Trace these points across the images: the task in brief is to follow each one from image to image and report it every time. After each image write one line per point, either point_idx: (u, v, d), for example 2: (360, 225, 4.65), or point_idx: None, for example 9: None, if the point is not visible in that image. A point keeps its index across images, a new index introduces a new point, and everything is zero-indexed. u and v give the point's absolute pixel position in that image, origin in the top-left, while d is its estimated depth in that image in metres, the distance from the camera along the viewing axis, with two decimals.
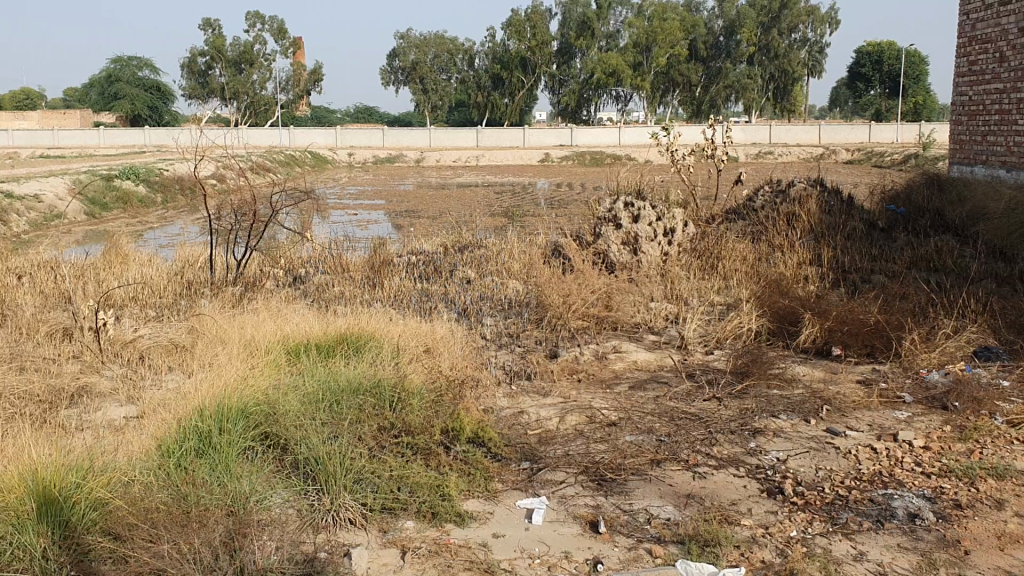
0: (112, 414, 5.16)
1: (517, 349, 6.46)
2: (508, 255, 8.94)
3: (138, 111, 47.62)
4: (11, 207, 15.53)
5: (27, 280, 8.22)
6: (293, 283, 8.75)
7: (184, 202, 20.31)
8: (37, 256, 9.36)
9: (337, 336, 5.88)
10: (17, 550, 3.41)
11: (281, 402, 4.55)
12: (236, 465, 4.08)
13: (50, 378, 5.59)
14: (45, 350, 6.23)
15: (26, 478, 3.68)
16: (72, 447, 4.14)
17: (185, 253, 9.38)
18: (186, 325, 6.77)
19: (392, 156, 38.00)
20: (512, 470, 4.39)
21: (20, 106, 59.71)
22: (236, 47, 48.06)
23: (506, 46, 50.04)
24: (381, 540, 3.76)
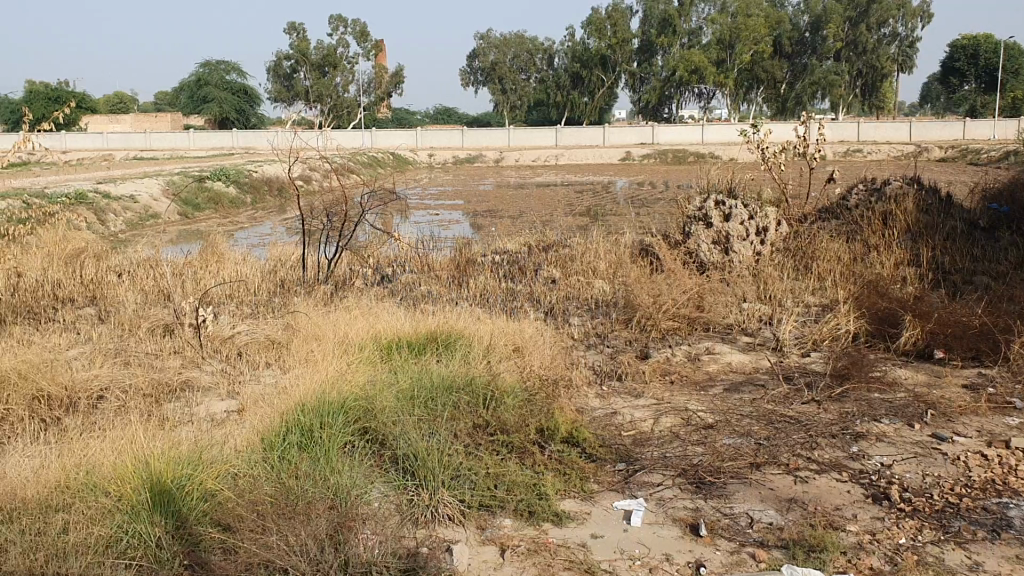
0: (214, 408, 5.29)
1: (607, 350, 6.42)
2: (594, 255, 8.88)
3: (226, 114, 48.97)
4: (109, 207, 16.09)
5: (128, 278, 8.50)
6: (381, 282, 8.87)
7: (271, 203, 20.76)
8: (135, 255, 9.66)
9: (428, 335, 5.93)
10: (133, 538, 3.55)
11: (378, 398, 4.62)
12: (338, 458, 4.16)
13: (154, 373, 5.77)
14: (147, 346, 6.42)
15: (141, 469, 3.83)
16: (180, 440, 4.27)
17: (277, 254, 9.58)
18: (281, 323, 6.92)
19: (472, 156, 38.26)
20: (608, 471, 4.37)
21: (115, 108, 62.32)
22: (320, 50, 49.00)
23: (587, 45, 49.88)
24: (480, 537, 3.79)
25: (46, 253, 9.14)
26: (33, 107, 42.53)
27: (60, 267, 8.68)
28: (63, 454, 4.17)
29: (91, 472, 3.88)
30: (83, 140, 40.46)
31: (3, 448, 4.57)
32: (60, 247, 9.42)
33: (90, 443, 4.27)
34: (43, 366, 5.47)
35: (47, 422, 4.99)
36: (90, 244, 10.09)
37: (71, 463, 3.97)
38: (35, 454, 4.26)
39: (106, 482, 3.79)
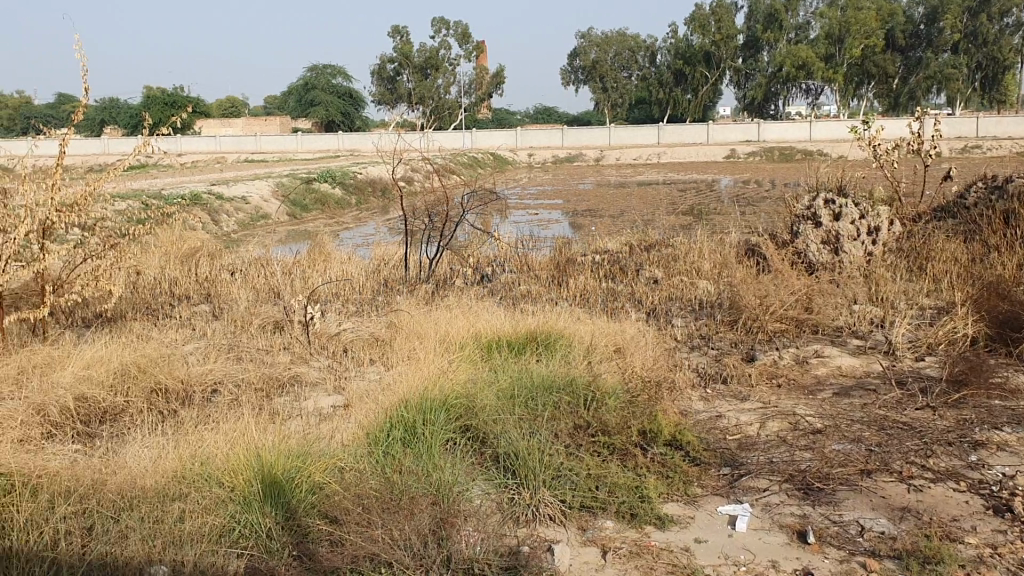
0: (321, 403, 5.42)
1: (712, 352, 6.32)
2: (697, 255, 8.74)
3: (332, 117, 50.23)
4: (222, 208, 16.70)
5: (240, 276, 8.79)
6: (482, 281, 8.95)
7: (374, 204, 21.17)
8: (246, 254, 9.98)
9: (529, 335, 5.94)
10: (244, 528, 3.68)
11: (479, 396, 4.66)
12: (440, 455, 4.21)
13: (265, 369, 5.95)
14: (258, 342, 6.62)
15: (252, 461, 3.96)
16: (289, 433, 4.40)
17: (381, 253, 9.76)
18: (385, 321, 7.06)
19: (572, 155, 38.22)
20: (712, 475, 4.30)
21: (227, 112, 64.73)
22: (423, 52, 49.79)
23: (690, 42, 49.25)
24: (581, 538, 3.78)
25: (164, 252, 9.54)
26: (152, 112, 44.48)
27: (177, 265, 9.04)
28: (180, 445, 4.35)
29: (206, 464, 4.03)
30: (198, 143, 42.08)
31: (124, 438, 4.79)
32: (177, 246, 9.81)
33: (205, 435, 4.44)
34: (161, 360, 5.71)
35: (165, 414, 5.20)
36: (205, 243, 10.48)
37: (187, 454, 4.13)
38: (154, 444, 4.45)
39: (220, 473, 3.93)
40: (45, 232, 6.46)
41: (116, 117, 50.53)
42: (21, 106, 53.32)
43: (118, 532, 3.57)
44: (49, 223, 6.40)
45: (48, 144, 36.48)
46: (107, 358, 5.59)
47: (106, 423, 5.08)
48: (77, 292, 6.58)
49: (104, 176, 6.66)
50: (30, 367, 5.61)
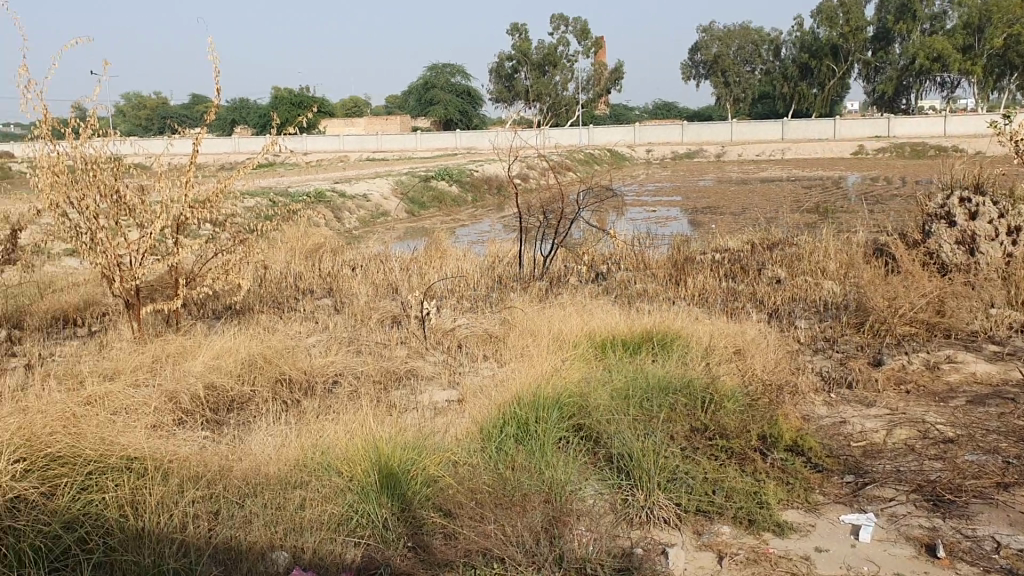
0: (436, 397, 5.49)
1: (836, 355, 6.11)
2: (821, 255, 8.46)
3: (451, 115, 50.96)
4: (344, 205, 17.14)
5: (361, 271, 9.01)
6: (597, 279, 8.91)
7: (491, 201, 21.33)
8: (366, 250, 10.20)
9: (645, 333, 5.87)
10: (361, 517, 3.76)
11: (593, 395, 4.63)
12: (552, 453, 4.21)
13: (383, 362, 6.07)
14: (377, 336, 6.76)
15: (370, 451, 4.03)
16: (405, 426, 4.47)
17: (496, 251, 9.83)
18: (499, 317, 7.10)
19: (692, 152, 37.63)
20: (835, 482, 4.15)
21: (351, 110, 66.59)
22: (541, 50, 49.98)
23: (817, 34, 47.78)
24: (697, 542, 3.70)
25: (290, 248, 9.85)
26: (280, 112, 46.06)
27: (301, 261, 9.32)
28: (302, 434, 4.48)
29: (325, 453, 4.14)
30: (323, 143, 43.39)
31: (249, 427, 4.96)
32: (302, 243, 10.12)
33: (324, 426, 4.56)
34: (285, 351, 5.90)
35: (287, 403, 5.36)
36: (327, 239, 10.78)
37: (309, 444, 4.25)
38: (277, 433, 4.59)
39: (339, 463, 4.03)
40: (179, 228, 6.76)
41: (245, 117, 52.57)
42: (159, 107, 56.08)
43: (244, 517, 3.69)
44: (182, 219, 6.70)
45: (184, 144, 38.25)
46: (235, 349, 5.82)
47: (232, 411, 5.27)
48: (208, 285, 6.87)
49: (234, 174, 6.90)
50: (164, 355, 5.88)
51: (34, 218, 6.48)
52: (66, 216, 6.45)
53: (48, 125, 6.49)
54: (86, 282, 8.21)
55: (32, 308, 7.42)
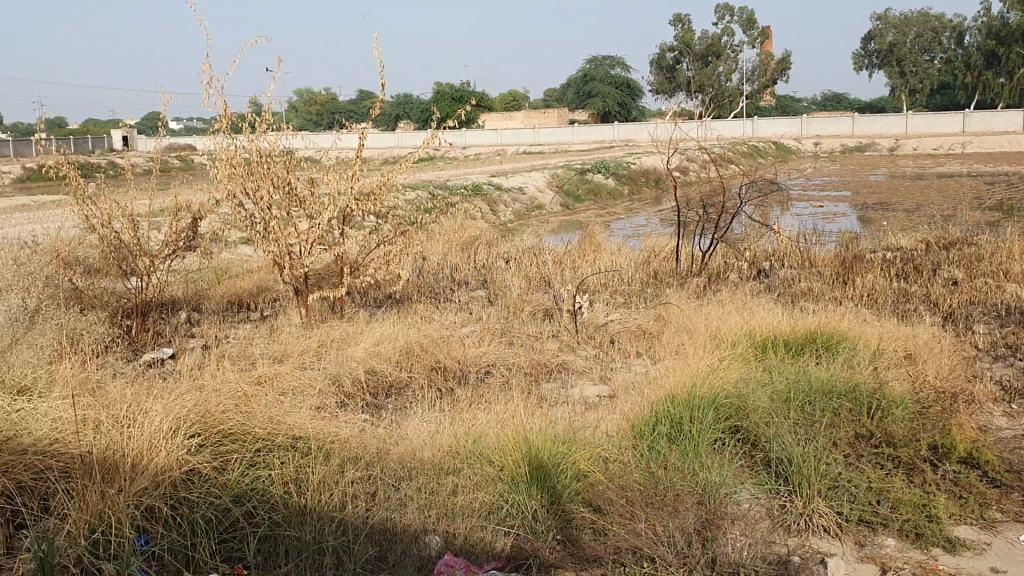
0: (587, 391, 5.47)
1: (1018, 364, 5.69)
2: (1004, 256, 7.89)
3: (609, 108, 50.77)
4: (500, 199, 17.36)
5: (516, 263, 9.09)
6: (757, 276, 8.65)
7: (648, 195, 21.09)
8: (521, 242, 10.27)
9: (808, 333, 5.64)
10: (511, 507, 3.79)
11: (751, 397, 4.48)
12: (706, 454, 4.11)
13: (535, 354, 6.10)
14: (530, 328, 6.80)
15: (521, 442, 4.05)
16: (556, 419, 4.48)
17: (652, 245, 9.70)
18: (654, 313, 7.00)
19: (862, 145, 36.01)
20: (1014, 500, 3.88)
21: (509, 104, 67.48)
22: (704, 41, 49.11)
23: (1005, 20, 44.76)
24: (858, 553, 3.54)
25: (447, 240, 10.05)
26: (441, 106, 47.16)
27: (459, 253, 9.48)
28: (456, 422, 4.56)
29: (478, 442, 4.19)
30: (482, 136, 44.14)
31: (405, 413, 5.09)
32: (458, 235, 10.31)
33: (478, 415, 4.62)
34: (441, 341, 6.02)
35: (442, 391, 5.46)
36: (483, 232, 10.93)
37: (462, 432, 4.32)
38: (432, 420, 4.69)
39: (491, 452, 4.07)
40: (344, 219, 7.02)
41: (409, 111, 54.14)
42: (329, 102, 58.50)
43: (399, 500, 3.79)
44: (348, 210, 6.96)
45: (351, 138, 39.67)
46: (394, 336, 5.99)
47: (390, 396, 5.41)
48: (370, 274, 7.11)
49: (397, 167, 7.10)
50: (328, 340, 6.11)
51: (213, 208, 6.89)
52: (242, 206, 6.84)
53: (227, 120, 6.86)
54: (258, 269, 8.65)
55: (209, 292, 7.88)
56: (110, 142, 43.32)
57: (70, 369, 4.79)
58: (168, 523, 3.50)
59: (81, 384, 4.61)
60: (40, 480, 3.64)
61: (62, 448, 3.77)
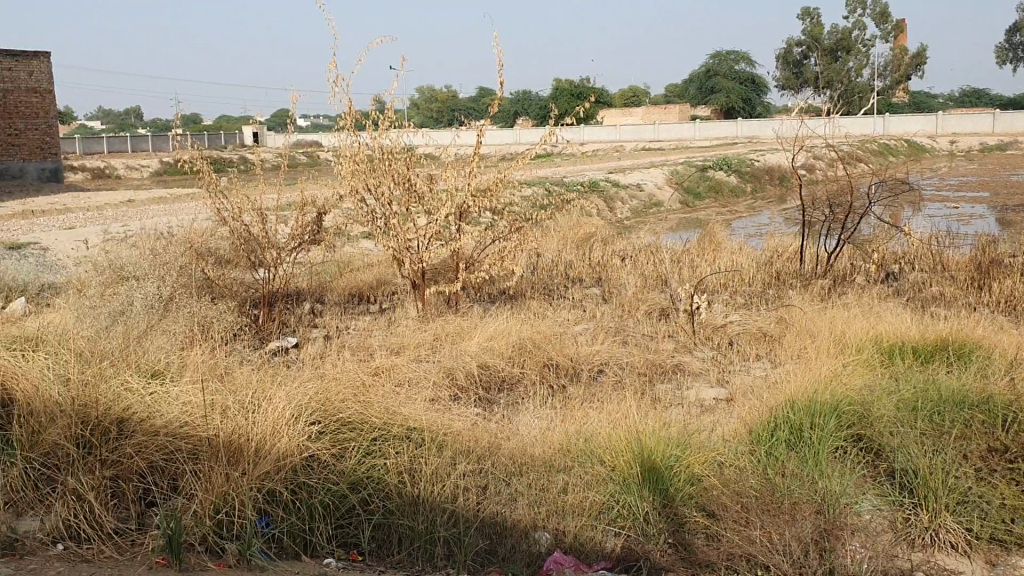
0: (703, 394, 5.37)
1: None
2: None
3: (733, 104, 49.83)
4: (618, 195, 17.26)
5: (632, 261, 8.99)
6: (886, 280, 8.32)
7: (772, 193, 20.57)
8: (638, 240, 10.17)
9: (938, 341, 5.38)
10: (622, 508, 3.77)
11: (876, 405, 4.31)
12: (827, 463, 3.98)
13: (650, 354, 6.02)
14: (645, 328, 6.70)
15: (632, 442, 4.00)
16: (670, 421, 4.41)
17: (775, 245, 9.46)
18: (775, 316, 6.81)
19: (1004, 143, 34.20)
20: None
21: (630, 100, 66.98)
22: (834, 35, 47.69)
23: None
24: (988, 573, 3.42)
25: (563, 237, 10.04)
26: (561, 103, 47.18)
27: (574, 250, 9.46)
28: (568, 420, 4.56)
29: (589, 440, 4.17)
30: (600, 132, 43.92)
31: (517, 408, 5.12)
32: (575, 233, 10.29)
33: (589, 413, 4.60)
34: (555, 338, 6.01)
35: (554, 388, 5.46)
36: (599, 229, 10.87)
37: (574, 430, 4.31)
38: (543, 417, 4.70)
39: (602, 451, 4.04)
40: (461, 215, 7.08)
41: (528, 108, 54.42)
42: (450, 99, 59.30)
43: (510, 495, 3.81)
44: (465, 207, 7.01)
45: (471, 134, 40.15)
46: (507, 332, 6.01)
47: (503, 391, 5.45)
48: (486, 270, 7.17)
49: (514, 164, 7.11)
50: (443, 334, 6.19)
51: (336, 204, 7.07)
52: (365, 202, 7.01)
53: (350, 117, 7.02)
54: (377, 263, 8.84)
55: (332, 284, 8.10)
56: (242, 139, 44.98)
57: (200, 355, 5.00)
58: (288, 506, 3.62)
59: (210, 370, 4.81)
60: (170, 460, 3.81)
61: (191, 431, 3.93)
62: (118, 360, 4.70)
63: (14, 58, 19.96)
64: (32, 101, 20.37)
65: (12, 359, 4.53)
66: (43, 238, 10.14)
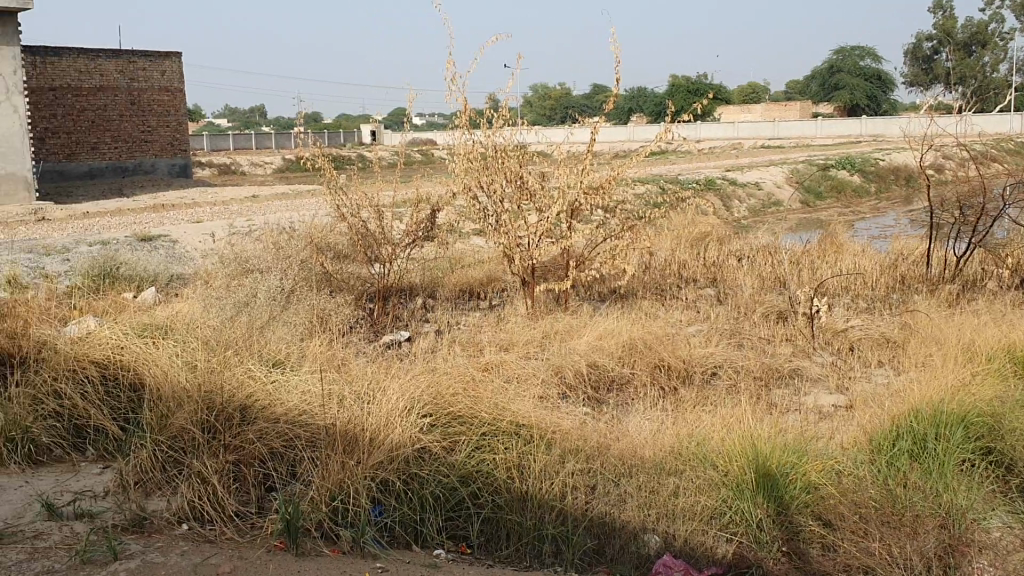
0: (821, 400, 5.22)
1: None
2: None
3: (857, 101, 48.20)
4: (735, 194, 16.93)
5: (748, 262, 8.79)
6: (1021, 286, 7.90)
7: (897, 193, 19.80)
8: (756, 240, 9.95)
9: None
10: (735, 514, 3.69)
11: (1009, 416, 4.11)
12: (953, 476, 3.84)
13: (766, 358, 5.88)
14: (762, 330, 6.54)
15: (747, 446, 3.90)
16: (786, 427, 4.31)
17: (900, 248, 9.11)
18: (899, 321, 6.55)
19: None
20: None
21: (749, 97, 65.54)
22: (968, 29, 45.89)
23: None
24: None
25: (677, 236, 9.91)
26: (677, 99, 46.56)
27: (688, 249, 9.32)
28: (679, 422, 4.50)
29: (702, 443, 4.10)
30: (717, 129, 43.18)
31: (628, 409, 5.09)
32: (690, 232, 10.14)
33: (702, 416, 4.53)
34: (667, 338, 5.92)
35: (665, 390, 5.40)
36: (715, 228, 10.68)
37: (686, 433, 4.25)
38: (654, 418, 4.64)
39: (715, 456, 3.95)
40: (573, 213, 7.05)
41: (643, 104, 53.90)
42: (565, 97, 59.31)
43: (619, 495, 3.77)
44: (577, 204, 6.97)
45: (585, 131, 40.07)
46: (619, 331, 5.97)
47: (613, 392, 5.42)
48: (597, 269, 7.14)
49: (628, 162, 7.04)
50: (553, 332, 6.19)
51: (450, 201, 7.16)
52: (478, 200, 7.08)
53: (465, 116, 7.09)
54: (489, 259, 8.91)
55: (444, 279, 8.21)
56: (360, 137, 46.12)
57: (318, 346, 5.15)
58: (400, 496, 3.68)
59: (328, 360, 4.95)
60: (290, 447, 3.94)
61: (309, 419, 4.06)
62: (242, 348, 4.89)
63: (149, 57, 20.99)
64: (163, 99, 21.40)
65: (144, 346, 4.77)
66: (174, 231, 10.60)
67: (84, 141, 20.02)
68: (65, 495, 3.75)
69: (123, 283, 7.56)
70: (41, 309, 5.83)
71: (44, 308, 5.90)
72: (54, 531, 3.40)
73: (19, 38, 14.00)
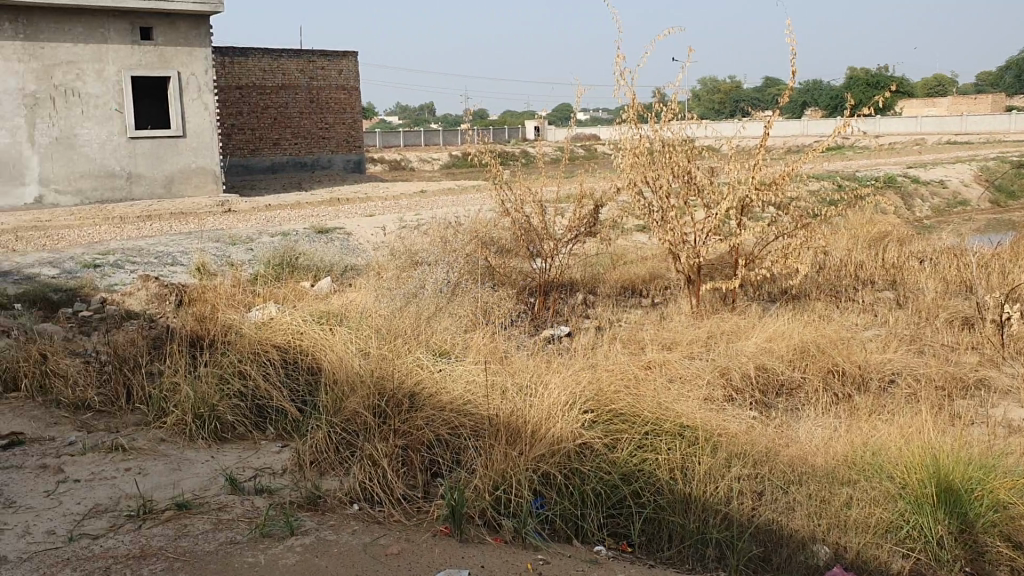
0: (1011, 414, 4.90)
1: None
2: None
3: None
4: (917, 192, 16.07)
5: (931, 264, 8.33)
6: None
7: None
8: (940, 241, 9.42)
9: None
10: (913, 530, 3.53)
11: None
12: None
13: (949, 366, 5.55)
14: (945, 336, 6.18)
15: (927, 458, 3.68)
16: (972, 440, 4.04)
17: None
18: None
19: None
20: None
21: (933, 91, 61.96)
22: None
23: None
24: None
25: (853, 236, 9.50)
26: (854, 92, 44.58)
27: (865, 249, 8.91)
28: (853, 430, 4.31)
29: (878, 454, 3.90)
30: (897, 123, 41.11)
31: (797, 414, 4.92)
32: (868, 231, 9.70)
33: (878, 426, 4.32)
34: (841, 342, 5.69)
35: (839, 397, 5.19)
36: (895, 227, 10.18)
37: (860, 441, 4.06)
38: (826, 426, 4.47)
39: (892, 468, 3.75)
40: (743, 209, 6.85)
41: (818, 98, 51.91)
42: (734, 91, 57.91)
43: (787, 503, 3.65)
44: (747, 201, 6.77)
45: (754, 125, 39.07)
46: (789, 334, 5.76)
47: (782, 396, 5.24)
48: (767, 268, 6.94)
49: (803, 157, 6.79)
50: (719, 332, 6.06)
51: (614, 196, 7.12)
52: (642, 195, 7.02)
53: (633, 110, 7.03)
54: (654, 256, 8.82)
55: (607, 275, 8.19)
56: (525, 133, 46.62)
57: (483, 338, 5.25)
58: (561, 490, 3.69)
59: (492, 352, 5.04)
60: (455, 435, 4.01)
61: (474, 409, 4.13)
62: (410, 338, 5.05)
63: (327, 57, 22.01)
64: (340, 97, 22.33)
65: (321, 333, 5.01)
66: (348, 224, 11.02)
67: (267, 137, 21.16)
68: (247, 471, 3.98)
69: (302, 273, 7.92)
70: (227, 296, 6.19)
71: (230, 294, 6.26)
72: (237, 504, 3.62)
73: (211, 39, 14.94)
